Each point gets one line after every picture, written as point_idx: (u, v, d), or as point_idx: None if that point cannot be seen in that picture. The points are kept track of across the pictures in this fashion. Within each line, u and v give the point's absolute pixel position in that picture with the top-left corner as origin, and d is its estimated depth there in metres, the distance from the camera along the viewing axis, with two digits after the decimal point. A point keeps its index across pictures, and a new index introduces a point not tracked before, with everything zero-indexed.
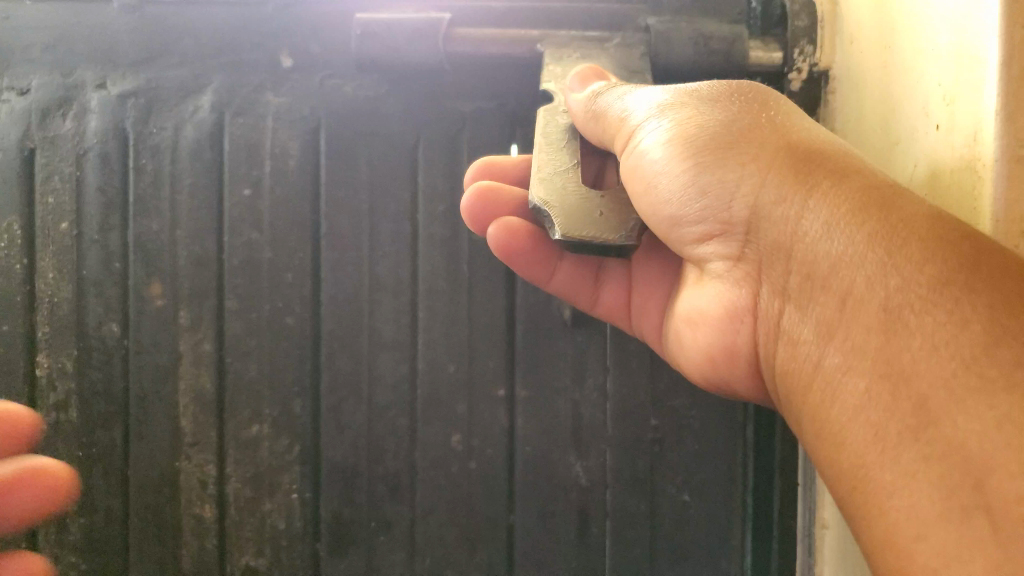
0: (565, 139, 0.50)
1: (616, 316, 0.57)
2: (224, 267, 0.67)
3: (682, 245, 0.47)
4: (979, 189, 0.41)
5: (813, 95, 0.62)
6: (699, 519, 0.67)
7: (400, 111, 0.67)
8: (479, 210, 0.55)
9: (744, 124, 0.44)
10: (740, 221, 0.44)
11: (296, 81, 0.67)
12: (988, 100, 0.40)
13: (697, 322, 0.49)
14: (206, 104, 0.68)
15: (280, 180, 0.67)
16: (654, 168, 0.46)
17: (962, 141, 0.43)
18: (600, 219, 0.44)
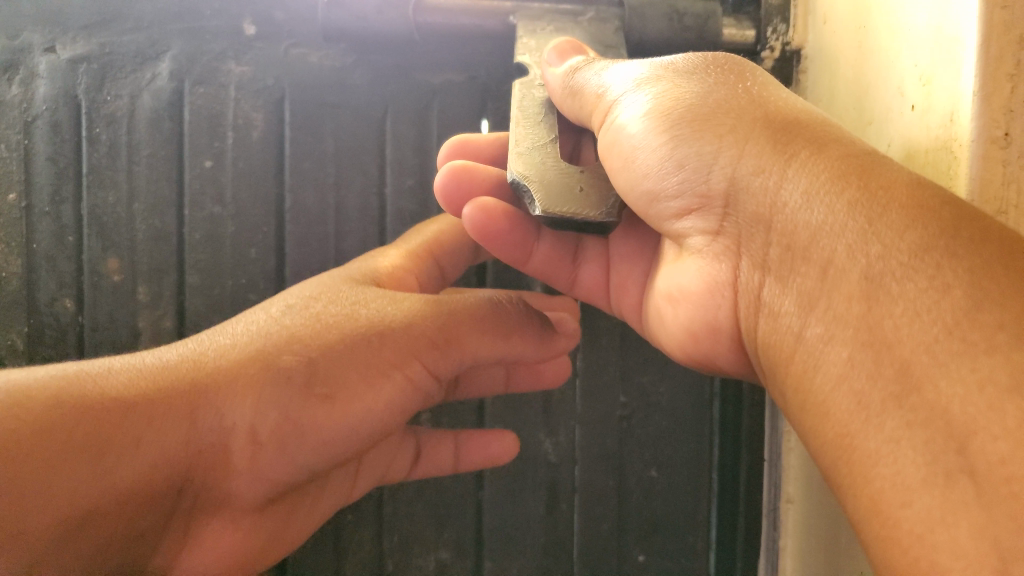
0: (541, 114, 0.47)
1: (595, 295, 0.54)
2: (185, 242, 0.65)
3: (661, 223, 0.42)
4: (954, 170, 0.39)
5: (785, 75, 0.63)
6: (666, 494, 0.68)
7: (366, 82, 0.65)
8: (456, 189, 0.51)
9: (724, 98, 0.39)
10: (720, 193, 0.38)
11: (260, 50, 0.65)
12: (966, 82, 0.38)
13: (676, 297, 0.44)
14: (164, 71, 0.65)
15: (242, 152, 0.65)
16: (631, 146, 0.41)
17: (937, 121, 0.40)
18: (583, 196, 0.42)
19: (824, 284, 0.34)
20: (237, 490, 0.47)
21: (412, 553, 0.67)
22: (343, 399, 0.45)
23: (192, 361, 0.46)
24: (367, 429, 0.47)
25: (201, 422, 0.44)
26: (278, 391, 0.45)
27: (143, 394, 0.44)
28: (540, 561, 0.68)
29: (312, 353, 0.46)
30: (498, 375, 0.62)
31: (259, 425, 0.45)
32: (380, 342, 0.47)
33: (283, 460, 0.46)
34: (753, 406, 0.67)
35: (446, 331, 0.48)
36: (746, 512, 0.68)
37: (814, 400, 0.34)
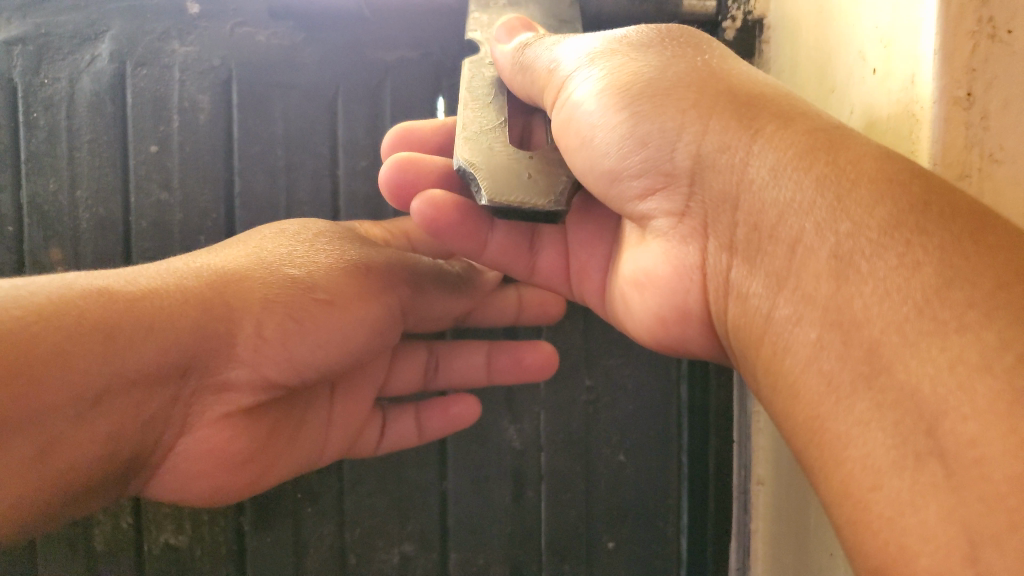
0: (492, 95, 0.46)
1: (557, 282, 0.52)
2: (133, 230, 0.63)
3: (622, 205, 0.40)
4: (915, 134, 0.37)
5: (746, 47, 0.61)
6: (636, 479, 0.67)
7: (316, 61, 0.63)
8: (404, 180, 0.50)
9: (681, 71, 0.37)
10: (685, 172, 0.36)
11: (204, 29, 0.62)
12: (926, 43, 0.36)
13: (639, 283, 0.42)
14: (104, 53, 0.62)
15: (190, 136, 0.63)
16: (590, 125, 0.39)
17: (896, 85, 0.39)
18: (530, 183, 0.41)
19: (793, 262, 0.32)
20: (235, 386, 0.47)
21: (375, 546, 0.65)
22: (341, 306, 0.49)
23: (200, 270, 0.47)
24: (354, 342, 0.50)
25: (212, 319, 0.45)
26: (285, 292, 0.47)
27: (171, 287, 0.45)
28: (508, 550, 0.66)
29: (310, 269, 0.49)
30: (479, 358, 0.63)
31: (266, 323, 0.46)
32: (369, 267, 0.51)
33: (286, 368, 0.48)
34: (719, 386, 0.65)
35: (414, 278, 0.55)
36: (717, 498, 0.66)
37: (784, 382, 0.33)
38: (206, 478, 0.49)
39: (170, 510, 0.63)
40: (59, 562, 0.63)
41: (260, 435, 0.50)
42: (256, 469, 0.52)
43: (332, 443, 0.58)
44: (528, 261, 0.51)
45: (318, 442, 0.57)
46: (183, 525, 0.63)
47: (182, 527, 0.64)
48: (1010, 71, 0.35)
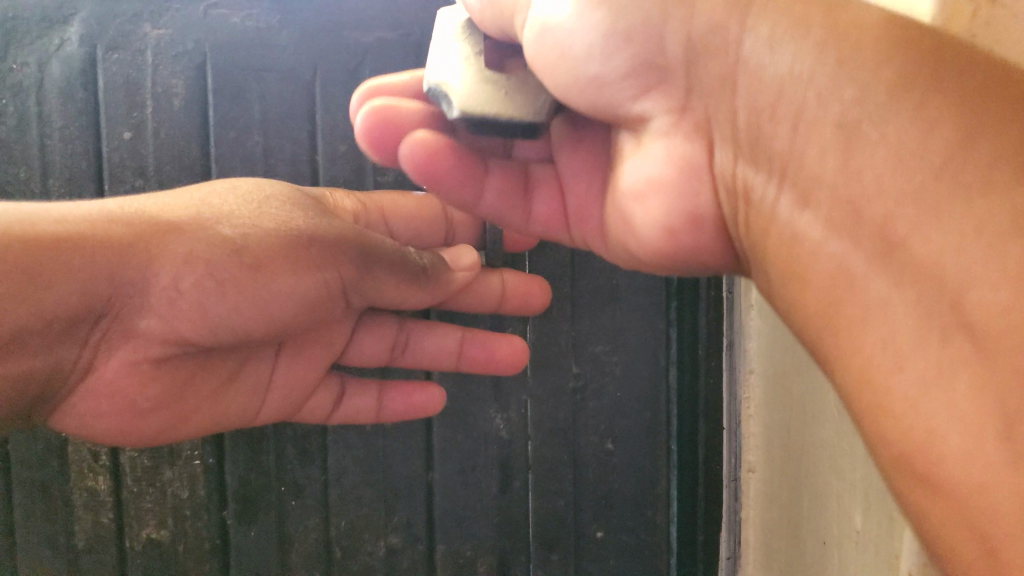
0: (460, 37, 0.42)
1: (553, 226, 0.50)
2: None
3: (614, 109, 0.38)
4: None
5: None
6: (623, 469, 0.66)
7: (293, 44, 0.61)
8: (387, 134, 0.46)
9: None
10: (678, 60, 0.34)
11: (177, 12, 0.61)
12: None
13: (644, 194, 0.39)
14: (74, 36, 0.61)
15: (164, 121, 0.61)
16: (562, 29, 0.36)
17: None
18: (507, 96, 0.38)
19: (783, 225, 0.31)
20: (144, 335, 0.44)
21: (360, 539, 0.64)
22: (268, 274, 0.46)
23: (133, 211, 0.44)
24: (279, 309, 0.48)
25: (131, 263, 0.42)
26: (212, 251, 0.45)
27: (98, 218, 0.42)
28: (494, 541, 0.65)
29: (244, 230, 0.46)
30: (449, 344, 0.61)
31: (185, 276, 0.43)
32: (310, 241, 0.48)
33: (199, 325, 0.45)
34: (707, 375, 0.64)
35: (365, 250, 0.51)
36: (706, 488, 0.66)
37: None
38: (107, 422, 0.47)
39: (152, 504, 0.62)
40: (39, 558, 0.62)
41: (171, 386, 0.48)
42: (167, 418, 0.50)
43: (271, 402, 0.56)
44: (521, 204, 0.49)
45: (252, 407, 0.55)
46: (166, 521, 0.62)
47: (164, 521, 0.62)
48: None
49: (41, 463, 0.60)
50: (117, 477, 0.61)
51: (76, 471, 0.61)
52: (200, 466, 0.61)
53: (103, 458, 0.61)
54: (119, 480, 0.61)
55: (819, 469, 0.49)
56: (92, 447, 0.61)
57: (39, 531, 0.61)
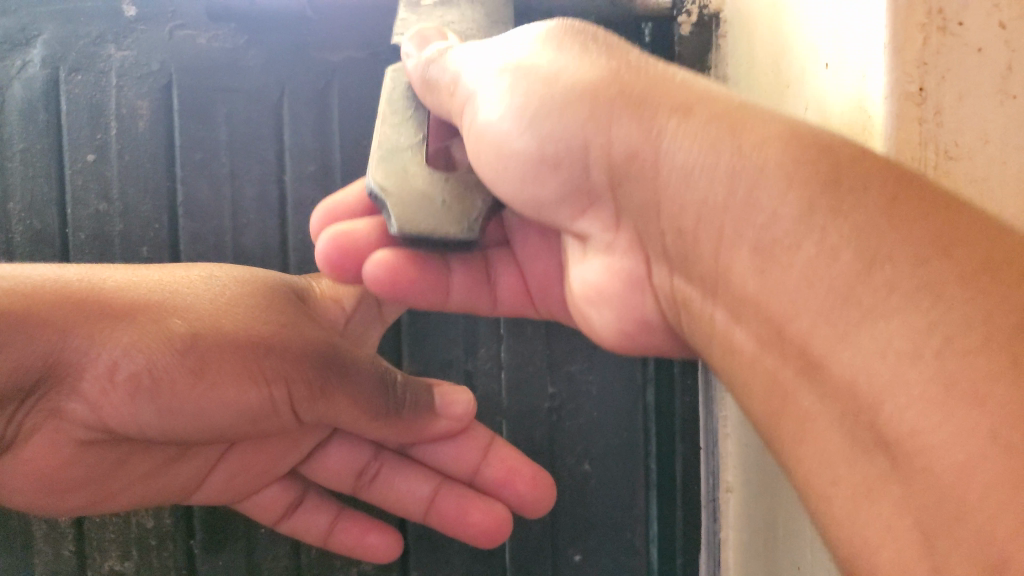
0: (410, 107, 0.43)
1: (520, 307, 0.50)
2: (71, 243, 0.60)
3: (558, 221, 0.40)
4: (866, 131, 0.35)
5: (703, 42, 0.61)
6: (600, 492, 0.65)
7: (260, 64, 0.60)
8: (344, 258, 0.45)
9: (608, 70, 0.34)
10: (604, 186, 0.36)
11: (142, 33, 0.60)
12: (874, 34, 0.34)
13: (605, 303, 0.41)
14: (36, 59, 0.60)
15: (129, 143, 0.60)
16: (501, 147, 0.37)
17: (850, 80, 0.36)
18: (444, 209, 0.39)
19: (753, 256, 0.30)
20: (73, 415, 0.44)
21: (334, 566, 0.63)
22: (210, 378, 0.46)
23: (87, 280, 0.45)
24: (213, 418, 0.48)
25: (70, 340, 0.42)
26: (159, 349, 0.45)
27: (45, 291, 0.42)
28: (470, 563, 0.65)
29: (192, 322, 0.46)
30: (422, 490, 0.59)
31: (121, 368, 0.43)
32: (267, 351, 0.48)
33: (127, 415, 0.45)
34: (684, 392, 0.64)
35: (322, 378, 0.50)
36: (684, 507, 0.64)
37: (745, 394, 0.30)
38: (26, 491, 0.48)
39: (116, 534, 0.61)
40: None
41: (95, 467, 0.49)
42: (91, 494, 0.51)
43: (213, 484, 0.56)
44: (485, 294, 0.49)
45: (193, 482, 0.55)
46: (130, 551, 0.61)
47: (128, 552, 0.61)
48: (964, 65, 0.33)
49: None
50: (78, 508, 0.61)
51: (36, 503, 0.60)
52: None
53: None
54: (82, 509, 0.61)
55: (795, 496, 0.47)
56: None
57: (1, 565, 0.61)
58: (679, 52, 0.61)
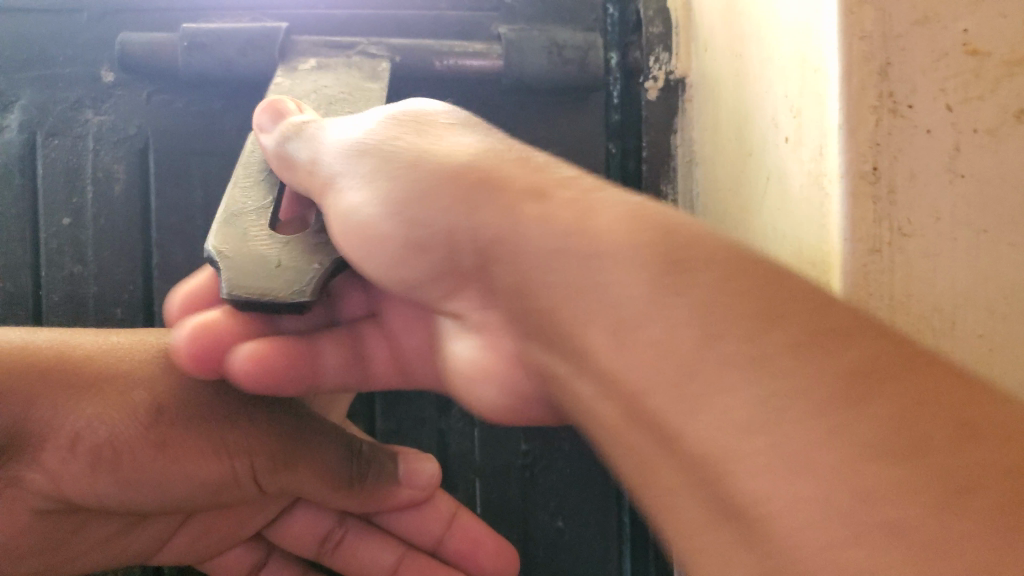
0: (263, 173, 0.44)
1: (394, 382, 0.47)
2: (44, 304, 0.60)
3: (433, 304, 0.42)
4: (826, 208, 0.37)
5: (670, 105, 0.64)
6: (575, 548, 0.64)
7: (236, 128, 0.62)
8: (193, 321, 0.46)
9: (482, 149, 0.39)
10: (474, 269, 0.38)
11: (120, 98, 0.61)
12: (831, 115, 0.36)
13: (476, 379, 0.42)
14: (13, 123, 0.60)
15: (104, 206, 0.61)
16: (363, 222, 0.39)
17: (808, 155, 0.39)
18: (277, 273, 0.38)
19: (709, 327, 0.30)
20: (34, 483, 0.46)
21: None
22: (173, 448, 0.48)
23: (62, 344, 0.47)
24: (175, 489, 0.50)
25: (35, 410, 0.45)
26: (126, 418, 0.47)
27: (16, 357, 0.45)
28: None
29: (157, 394, 0.47)
30: (388, 558, 0.61)
31: (84, 438, 0.46)
32: (232, 424, 0.50)
33: (89, 479, 0.47)
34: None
35: (287, 451, 0.52)
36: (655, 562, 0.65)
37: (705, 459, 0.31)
38: None
39: None
40: None
41: (53, 539, 0.49)
42: (47, 560, 0.50)
43: (175, 548, 0.56)
44: (358, 372, 0.45)
45: (154, 545, 0.55)
46: None
47: None
48: (913, 146, 0.36)
49: None
50: None
51: None
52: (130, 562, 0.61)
53: None
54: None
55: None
56: None
57: None
58: (648, 115, 0.64)
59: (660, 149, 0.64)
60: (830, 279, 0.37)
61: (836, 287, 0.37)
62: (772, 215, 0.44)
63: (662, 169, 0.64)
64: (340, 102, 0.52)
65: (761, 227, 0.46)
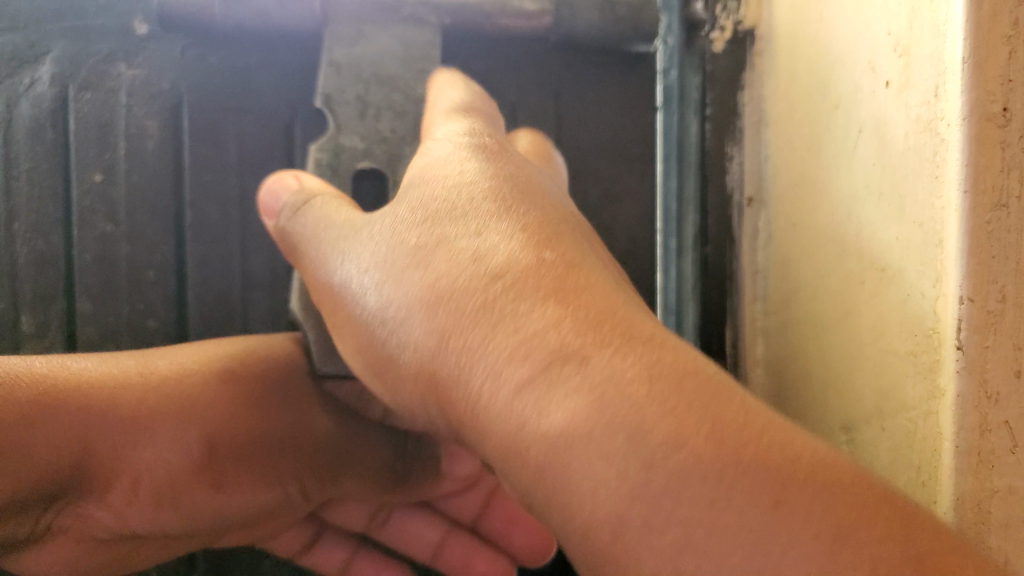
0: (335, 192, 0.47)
1: None
2: (75, 264, 0.59)
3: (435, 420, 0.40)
4: (940, 156, 0.33)
5: (737, 58, 0.58)
6: None
7: (273, 84, 0.59)
8: None
9: (493, 248, 0.35)
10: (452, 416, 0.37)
11: (154, 51, 0.59)
12: (952, 45, 0.31)
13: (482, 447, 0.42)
14: (45, 76, 0.58)
15: (137, 164, 0.59)
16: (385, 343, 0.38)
17: (916, 99, 0.34)
18: None
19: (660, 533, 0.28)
20: (96, 518, 0.48)
21: None
22: (227, 483, 0.51)
23: (117, 373, 0.47)
24: (229, 513, 0.52)
25: (99, 445, 0.46)
26: (179, 455, 0.49)
27: (79, 392, 0.45)
28: None
29: (208, 429, 0.49)
30: (431, 537, 0.63)
31: (142, 480, 0.48)
32: (281, 452, 0.53)
33: (149, 514, 0.49)
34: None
35: (333, 468, 0.56)
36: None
37: None
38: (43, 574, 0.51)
39: None
40: None
41: (114, 554, 0.52)
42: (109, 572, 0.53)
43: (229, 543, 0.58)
44: None
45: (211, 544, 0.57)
46: None
47: None
48: None
49: None
50: None
51: None
52: None
53: None
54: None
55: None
56: None
57: None
58: (711, 70, 0.59)
59: (724, 107, 0.59)
60: (944, 240, 0.32)
61: (951, 246, 0.32)
62: (866, 173, 0.40)
63: (726, 128, 0.59)
64: (397, 97, 0.54)
65: (846, 187, 0.42)
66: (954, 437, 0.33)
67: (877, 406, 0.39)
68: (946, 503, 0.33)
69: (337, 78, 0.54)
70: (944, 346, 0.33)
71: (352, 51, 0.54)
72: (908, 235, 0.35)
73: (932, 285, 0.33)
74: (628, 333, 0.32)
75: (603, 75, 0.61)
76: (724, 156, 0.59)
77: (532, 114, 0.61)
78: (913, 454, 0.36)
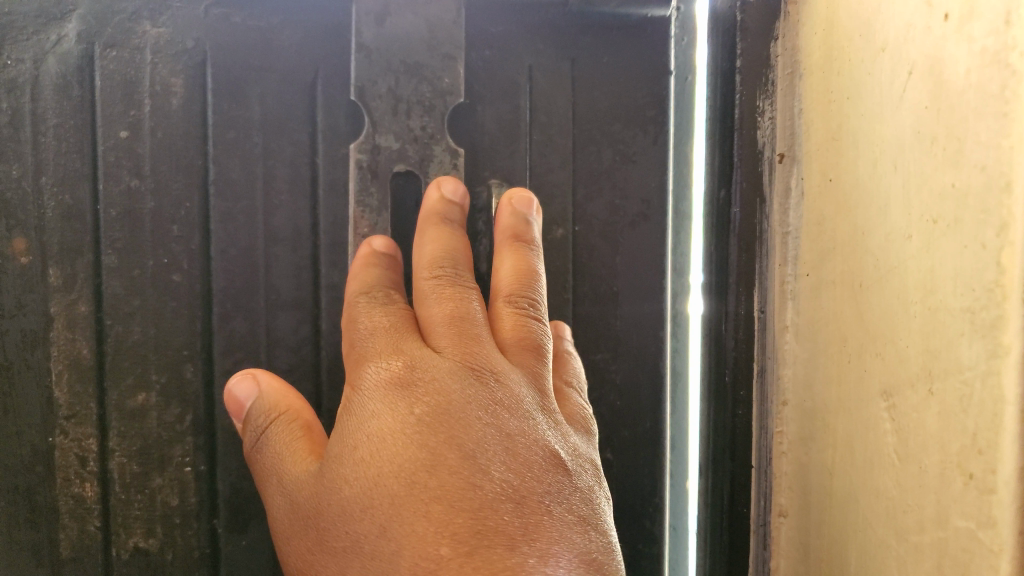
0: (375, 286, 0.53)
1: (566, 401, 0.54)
2: (102, 219, 0.60)
3: None
4: (1009, 90, 0.33)
5: (771, 9, 0.59)
6: (624, 477, 0.66)
7: (295, 44, 0.61)
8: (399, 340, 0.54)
9: (371, 437, 0.44)
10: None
11: (178, 10, 0.60)
12: None
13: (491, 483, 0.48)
14: (71, 33, 0.59)
15: (162, 121, 0.60)
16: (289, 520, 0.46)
17: (982, 30, 0.35)
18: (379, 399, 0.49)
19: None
20: None
21: None
22: None
23: None
24: None
25: None
26: None
27: None
28: None
29: None
30: None
31: None
32: None
33: None
34: (737, 405, 0.61)
35: None
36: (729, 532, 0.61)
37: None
38: None
39: (140, 511, 0.62)
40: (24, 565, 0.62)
41: None
42: None
43: None
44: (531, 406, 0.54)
45: None
46: (154, 529, 0.62)
47: (152, 530, 0.62)
48: None
49: (27, 469, 0.61)
50: (104, 484, 0.62)
51: (63, 478, 0.61)
52: (191, 473, 0.62)
53: (91, 465, 0.61)
54: (107, 448, 0.61)
55: (870, 507, 0.47)
56: (80, 452, 0.61)
57: (25, 539, 0.61)
58: (744, 18, 0.59)
59: (758, 59, 0.59)
60: (1010, 182, 0.33)
61: (1019, 189, 0.32)
62: (915, 115, 0.41)
63: (758, 80, 0.59)
64: (426, 89, 0.59)
65: (891, 132, 0.44)
66: (1017, 395, 0.32)
67: (927, 368, 0.39)
68: (1008, 470, 0.33)
69: (369, 66, 0.58)
70: (1008, 299, 0.33)
71: (380, 32, 0.57)
72: (967, 181, 0.36)
73: (994, 234, 0.34)
74: (481, 529, 0.40)
75: (618, 39, 0.64)
76: (754, 110, 0.59)
77: (548, 77, 0.63)
78: (967, 418, 0.36)
